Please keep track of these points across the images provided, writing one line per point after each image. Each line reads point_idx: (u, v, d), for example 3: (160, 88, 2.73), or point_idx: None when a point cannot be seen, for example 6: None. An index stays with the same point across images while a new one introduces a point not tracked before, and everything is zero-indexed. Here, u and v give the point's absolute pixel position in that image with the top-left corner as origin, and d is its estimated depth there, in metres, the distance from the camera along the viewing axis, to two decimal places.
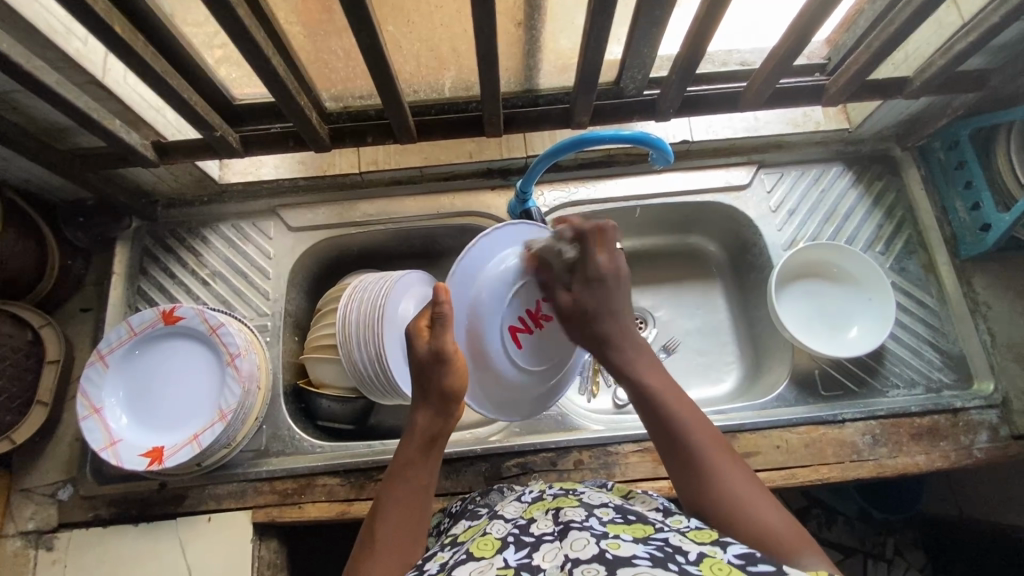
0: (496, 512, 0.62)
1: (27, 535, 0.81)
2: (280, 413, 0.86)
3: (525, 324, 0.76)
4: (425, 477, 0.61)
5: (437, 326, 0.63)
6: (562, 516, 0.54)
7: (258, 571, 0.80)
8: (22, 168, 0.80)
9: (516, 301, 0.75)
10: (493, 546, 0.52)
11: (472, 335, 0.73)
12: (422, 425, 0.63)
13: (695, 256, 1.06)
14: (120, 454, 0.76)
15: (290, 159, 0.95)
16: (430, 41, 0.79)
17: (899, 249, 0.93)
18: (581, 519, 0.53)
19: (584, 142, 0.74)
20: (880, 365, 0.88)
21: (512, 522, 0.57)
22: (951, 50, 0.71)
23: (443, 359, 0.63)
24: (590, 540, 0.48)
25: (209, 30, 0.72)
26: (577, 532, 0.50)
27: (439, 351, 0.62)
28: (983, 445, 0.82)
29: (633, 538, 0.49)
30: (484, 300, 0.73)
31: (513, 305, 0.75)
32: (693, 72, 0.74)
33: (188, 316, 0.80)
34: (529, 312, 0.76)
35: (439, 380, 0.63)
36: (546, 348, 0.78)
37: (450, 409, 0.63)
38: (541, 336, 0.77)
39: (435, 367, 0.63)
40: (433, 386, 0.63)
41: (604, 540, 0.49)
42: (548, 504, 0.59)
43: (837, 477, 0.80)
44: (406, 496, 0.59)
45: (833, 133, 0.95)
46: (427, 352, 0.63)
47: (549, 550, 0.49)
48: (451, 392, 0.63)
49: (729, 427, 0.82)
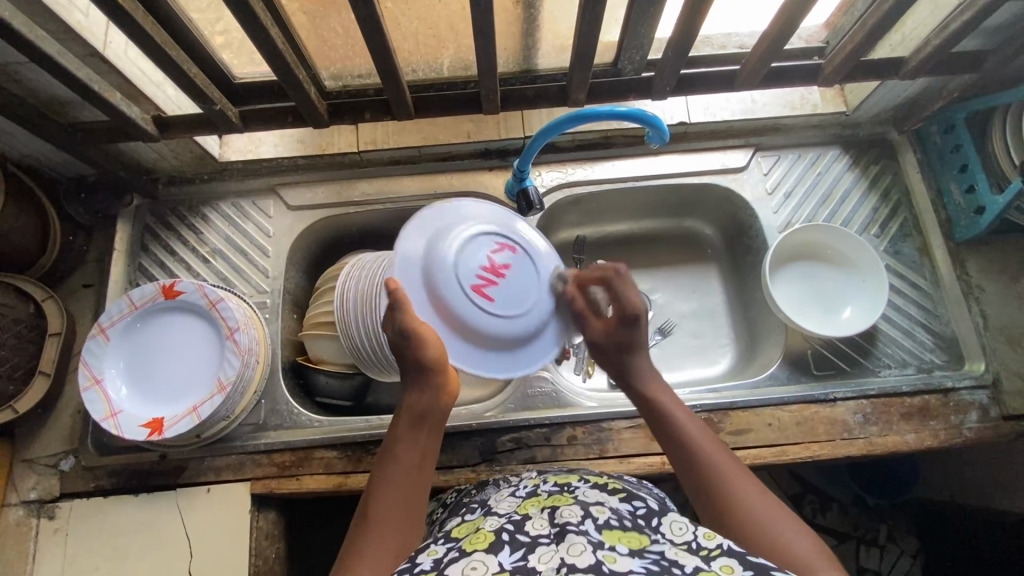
0: (490, 507, 0.63)
1: (29, 504, 0.82)
2: (279, 387, 0.87)
3: (486, 277, 0.67)
4: (419, 452, 0.62)
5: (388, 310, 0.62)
6: (558, 517, 0.55)
7: (257, 540, 0.81)
8: (25, 143, 0.81)
9: (467, 257, 0.67)
10: (488, 541, 0.53)
11: (434, 306, 0.65)
12: (409, 403, 0.64)
13: (692, 240, 1.07)
14: (121, 424, 0.77)
15: (290, 138, 0.95)
16: (430, 19, 0.80)
17: (894, 232, 0.94)
18: (577, 521, 0.54)
19: (581, 118, 0.74)
20: (873, 345, 0.88)
21: (507, 516, 0.58)
22: (946, 29, 0.72)
23: (406, 337, 0.62)
24: (587, 547, 0.50)
25: (211, 16, 0.73)
26: (575, 538, 0.51)
27: (404, 329, 0.61)
28: (973, 424, 0.83)
29: (629, 550, 0.51)
30: (437, 262, 0.65)
31: (464, 262, 0.67)
32: (688, 53, 0.75)
33: (188, 290, 0.82)
34: (487, 265, 0.68)
35: (413, 355, 0.62)
36: (523, 298, 0.69)
37: (435, 381, 0.64)
38: (512, 283, 0.69)
39: (404, 344, 0.62)
40: (413, 361, 0.63)
41: (600, 548, 0.50)
42: (544, 501, 0.60)
43: (828, 454, 0.81)
44: (401, 471, 0.60)
45: (831, 116, 0.95)
46: (392, 334, 0.62)
47: (545, 554, 0.51)
48: (428, 363, 0.63)
49: (721, 404, 0.83)
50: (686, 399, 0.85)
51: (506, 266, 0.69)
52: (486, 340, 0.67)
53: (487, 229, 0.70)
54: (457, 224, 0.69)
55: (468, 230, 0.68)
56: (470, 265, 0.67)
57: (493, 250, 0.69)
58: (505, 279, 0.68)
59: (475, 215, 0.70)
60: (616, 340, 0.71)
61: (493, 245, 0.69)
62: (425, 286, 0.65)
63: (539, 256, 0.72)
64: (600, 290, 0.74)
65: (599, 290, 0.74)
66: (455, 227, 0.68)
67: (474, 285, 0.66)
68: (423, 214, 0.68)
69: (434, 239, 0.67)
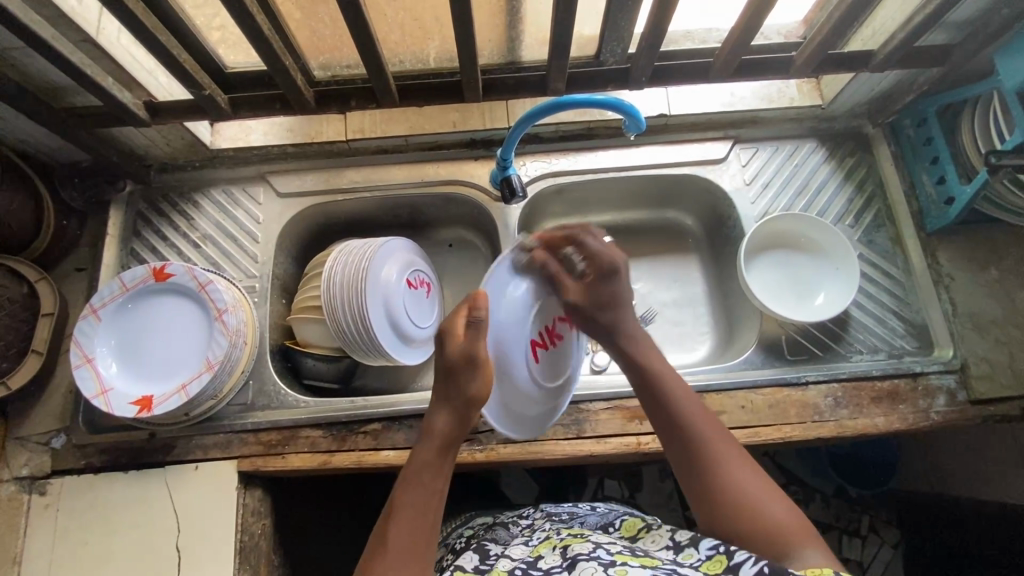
0: (505, 553, 0.67)
1: (21, 480, 0.84)
2: (266, 369, 0.90)
3: (543, 340, 0.81)
4: (441, 476, 0.65)
5: (471, 331, 0.71)
6: (569, 551, 0.61)
7: (242, 517, 0.83)
8: (20, 128, 0.83)
9: (537, 319, 0.80)
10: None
11: (500, 348, 0.76)
12: (440, 428, 0.69)
13: (674, 230, 1.09)
14: (111, 402, 0.79)
15: (279, 126, 0.98)
16: (415, 11, 0.82)
17: (868, 222, 0.97)
18: (588, 551, 0.60)
19: (559, 106, 0.77)
20: (845, 332, 0.91)
21: (520, 559, 0.64)
22: (910, 23, 0.75)
23: (471, 366, 0.70)
24: (598, 569, 0.55)
25: (209, 11, 0.77)
26: (585, 562, 0.57)
27: (469, 358, 0.70)
28: (940, 408, 0.85)
29: (640, 565, 0.57)
30: (513, 312, 0.77)
31: (534, 322, 0.79)
32: (662, 45, 0.78)
33: (178, 273, 0.84)
34: (548, 330, 0.81)
35: (466, 385, 0.70)
36: (558, 371, 0.82)
37: (474, 412, 0.70)
38: (556, 352, 0.82)
39: (465, 372, 0.70)
40: (459, 391, 0.70)
41: (611, 567, 0.56)
42: (556, 542, 0.66)
43: (799, 436, 0.84)
44: (422, 493, 0.63)
45: (808, 109, 0.98)
46: (456, 355, 0.70)
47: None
48: (474, 397, 0.70)
49: (696, 386, 0.86)
50: None
51: (560, 336, 0.82)
52: (512, 398, 0.78)
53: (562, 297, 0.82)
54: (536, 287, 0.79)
55: (541, 295, 0.80)
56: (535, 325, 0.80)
57: (558, 317, 0.82)
58: (555, 348, 0.82)
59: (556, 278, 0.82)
60: (598, 295, 0.77)
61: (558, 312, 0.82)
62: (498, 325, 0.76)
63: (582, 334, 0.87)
64: (573, 252, 0.79)
65: (572, 253, 0.79)
66: (535, 288, 0.79)
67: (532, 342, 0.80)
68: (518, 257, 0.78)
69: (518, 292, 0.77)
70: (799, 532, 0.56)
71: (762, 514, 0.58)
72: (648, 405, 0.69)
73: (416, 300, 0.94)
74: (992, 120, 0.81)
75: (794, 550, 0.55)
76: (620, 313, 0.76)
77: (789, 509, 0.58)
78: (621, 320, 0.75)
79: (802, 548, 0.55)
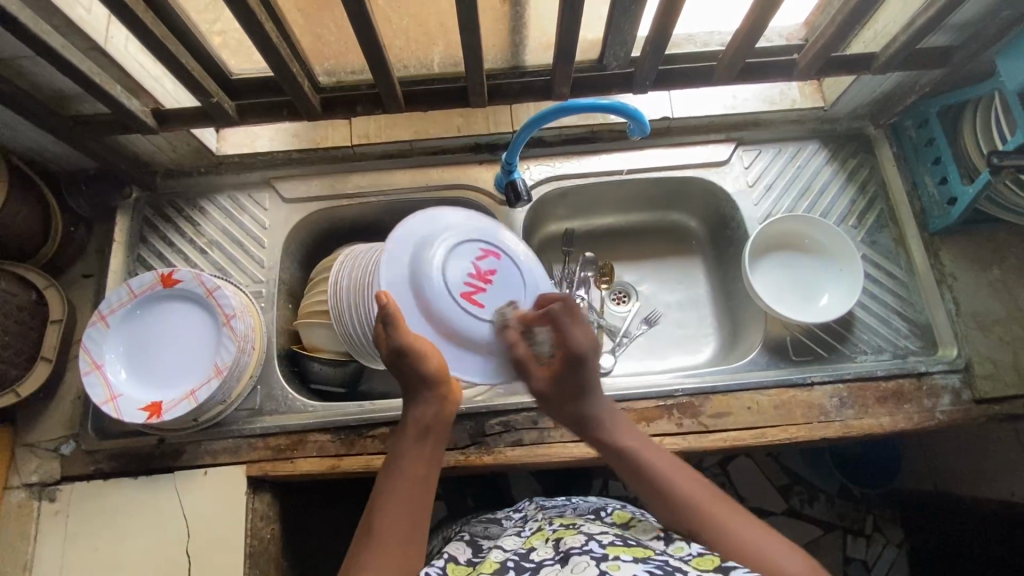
0: (496, 543, 0.69)
1: (30, 487, 0.85)
2: (273, 374, 0.90)
3: (475, 286, 0.75)
4: (420, 464, 0.66)
5: (386, 326, 0.68)
6: (562, 545, 0.61)
7: (252, 522, 0.83)
8: (28, 136, 0.83)
9: (455, 266, 0.74)
10: (494, 567, 0.60)
11: (427, 317, 0.72)
12: (414, 418, 0.70)
13: (678, 232, 1.10)
14: (120, 408, 0.80)
15: (285, 132, 0.98)
16: (420, 17, 0.82)
17: (871, 223, 0.97)
18: (581, 544, 0.60)
19: (565, 110, 0.78)
20: (850, 332, 0.92)
21: (512, 550, 0.64)
22: (913, 25, 0.75)
23: (405, 353, 0.67)
24: (591, 563, 0.55)
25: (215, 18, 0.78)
26: (579, 556, 0.57)
27: (400, 348, 0.67)
28: (945, 408, 0.86)
29: (632, 558, 0.56)
30: (424, 275, 0.72)
31: (454, 270, 0.74)
32: (667, 49, 0.78)
33: (186, 279, 0.85)
34: (473, 272, 0.75)
35: (414, 369, 0.68)
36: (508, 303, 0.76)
37: (435, 392, 0.70)
38: (497, 288, 0.76)
39: (407, 358, 0.68)
40: (416, 379, 0.69)
41: (605, 560, 0.55)
42: (549, 535, 0.66)
43: (805, 436, 0.84)
44: (403, 483, 0.64)
45: (809, 112, 0.99)
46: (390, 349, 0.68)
47: (549, 571, 0.57)
48: (429, 376, 0.69)
49: (702, 387, 0.86)
50: (669, 383, 0.88)
51: (491, 272, 0.76)
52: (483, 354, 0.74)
53: (469, 237, 0.76)
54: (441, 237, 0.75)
55: (449, 241, 0.75)
56: (459, 271, 0.74)
57: (477, 257, 0.76)
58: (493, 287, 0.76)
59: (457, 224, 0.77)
60: (563, 385, 0.74)
61: (477, 252, 0.76)
62: (416, 298, 0.72)
63: (520, 257, 0.80)
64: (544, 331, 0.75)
65: (543, 332, 0.76)
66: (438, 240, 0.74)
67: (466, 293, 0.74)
68: (404, 226, 0.74)
69: (423, 256, 0.73)
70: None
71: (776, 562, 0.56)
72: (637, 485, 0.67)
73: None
74: (993, 120, 0.81)
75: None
76: (595, 401, 0.74)
77: (799, 557, 0.57)
78: (590, 405, 0.73)
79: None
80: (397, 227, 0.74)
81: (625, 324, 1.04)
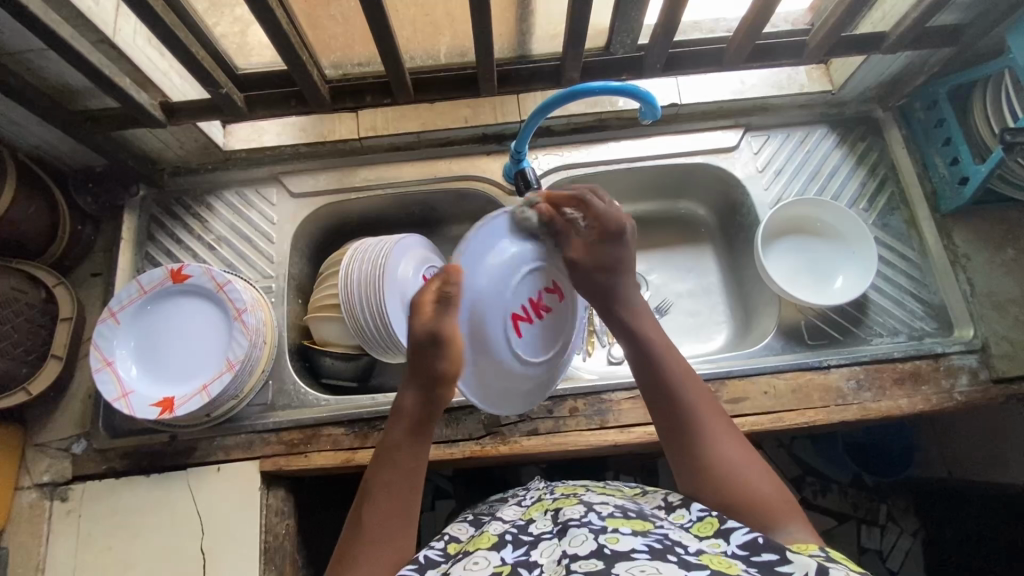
0: (496, 515, 0.67)
1: (42, 487, 0.84)
2: (285, 369, 0.89)
3: (527, 312, 0.73)
4: (412, 461, 0.62)
5: (438, 307, 0.65)
6: (560, 517, 0.58)
7: (267, 518, 0.82)
8: (37, 133, 0.83)
9: (519, 291, 0.72)
10: (491, 541, 0.58)
11: (473, 321, 0.68)
12: (407, 408, 0.64)
13: (686, 221, 1.09)
14: (133, 404, 0.79)
15: (291, 126, 0.98)
16: (427, 6, 0.82)
17: (882, 205, 0.97)
18: (580, 516, 0.57)
19: (575, 95, 0.78)
20: (864, 315, 0.91)
21: (511, 521, 0.62)
22: (922, 2, 0.75)
23: (439, 344, 0.64)
24: (589, 536, 0.52)
25: (226, 14, 0.78)
26: (577, 529, 0.54)
27: (434, 334, 0.64)
28: (963, 388, 0.85)
29: (632, 531, 0.53)
30: (477, 281, 0.68)
31: (517, 294, 0.71)
32: (676, 32, 0.78)
33: (196, 274, 0.84)
34: (532, 302, 0.73)
35: (433, 363, 0.64)
36: (545, 342, 0.75)
37: (442, 392, 0.65)
38: (545, 324, 0.75)
39: (431, 349, 0.64)
40: (425, 369, 0.64)
41: (603, 534, 0.52)
42: (548, 505, 0.64)
43: (824, 419, 0.84)
44: (393, 477, 0.60)
45: (817, 95, 0.99)
46: (422, 332, 0.64)
47: (547, 547, 0.55)
48: (442, 375, 0.64)
49: (719, 373, 0.85)
50: None
51: (548, 308, 0.75)
52: (494, 373, 0.72)
53: (539, 266, 0.73)
54: (500, 260, 0.70)
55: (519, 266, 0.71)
56: (514, 301, 0.71)
57: (544, 288, 0.74)
58: (542, 319, 0.75)
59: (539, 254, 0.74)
60: (598, 258, 0.72)
61: (545, 284, 0.74)
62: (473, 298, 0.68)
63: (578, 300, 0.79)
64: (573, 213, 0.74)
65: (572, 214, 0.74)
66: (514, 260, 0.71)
67: (515, 315, 0.72)
68: (488, 227, 0.70)
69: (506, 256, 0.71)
70: (784, 507, 0.56)
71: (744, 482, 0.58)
72: (641, 374, 0.67)
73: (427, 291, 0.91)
74: (1003, 98, 0.81)
75: (775, 522, 0.55)
76: (621, 278, 0.72)
77: (772, 483, 0.58)
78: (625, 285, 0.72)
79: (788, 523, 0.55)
80: (478, 226, 0.69)
81: None
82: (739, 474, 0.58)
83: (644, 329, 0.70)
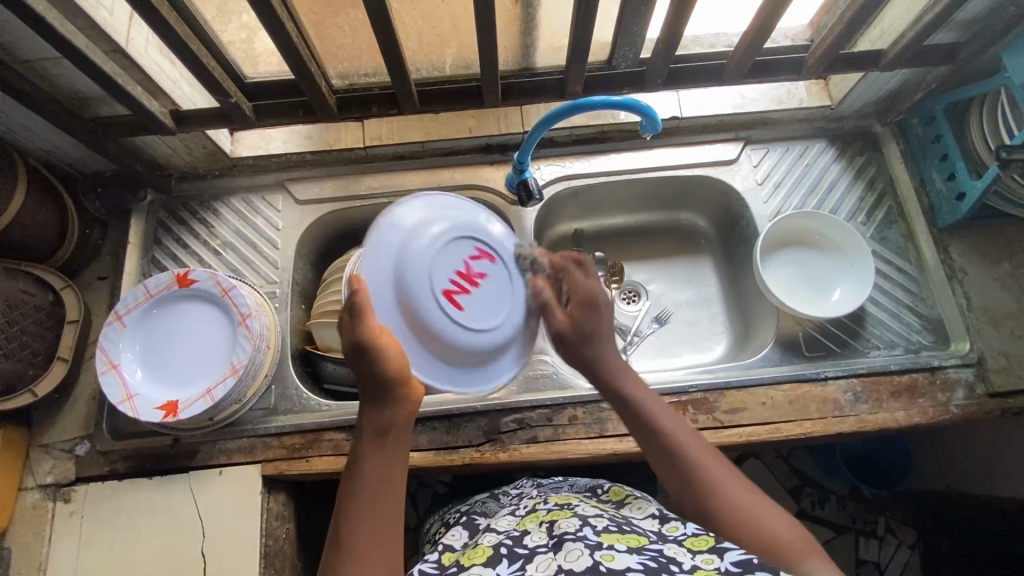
0: (491, 525, 0.68)
1: (45, 488, 0.85)
2: (288, 373, 0.90)
3: (460, 285, 0.66)
4: (381, 472, 0.61)
5: (349, 319, 0.62)
6: (556, 530, 0.59)
7: (267, 521, 0.83)
8: (48, 138, 0.84)
9: (443, 261, 0.66)
10: (486, 556, 0.58)
11: (403, 306, 0.63)
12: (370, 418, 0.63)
13: (686, 232, 1.11)
14: (137, 407, 0.80)
15: (298, 135, 0.99)
16: (433, 19, 0.84)
17: (880, 219, 0.98)
18: (575, 530, 0.58)
19: (578, 107, 0.79)
20: (862, 327, 0.92)
21: (505, 533, 0.63)
22: (920, 21, 0.77)
23: (364, 349, 0.60)
24: (584, 551, 0.53)
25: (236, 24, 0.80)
26: (572, 543, 0.55)
27: (358, 341, 0.60)
28: (960, 402, 0.86)
29: (627, 548, 0.54)
30: (409, 256, 0.64)
31: (440, 265, 0.65)
32: (677, 47, 0.79)
33: (202, 279, 0.85)
34: (461, 270, 0.67)
35: (370, 372, 0.61)
36: (498, 309, 0.69)
37: (395, 395, 0.63)
38: (484, 294, 0.68)
39: (363, 357, 0.61)
40: (366, 377, 0.62)
41: (599, 550, 0.53)
42: (543, 516, 0.65)
43: (821, 431, 0.84)
44: (365, 491, 0.60)
45: (817, 110, 1.00)
46: (348, 345, 0.62)
47: (542, 562, 0.55)
48: (389, 379, 0.62)
49: (717, 383, 0.86)
50: (683, 379, 0.88)
51: (482, 276, 0.68)
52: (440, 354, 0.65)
53: (466, 233, 0.68)
54: (435, 226, 0.66)
55: (444, 231, 0.67)
56: (444, 273, 0.65)
57: (471, 255, 0.68)
58: (478, 289, 0.68)
59: (472, 214, 0.70)
60: (580, 326, 0.72)
61: (471, 250, 0.68)
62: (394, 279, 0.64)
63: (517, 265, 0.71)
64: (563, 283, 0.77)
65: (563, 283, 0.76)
66: (439, 225, 0.66)
67: (447, 288, 0.65)
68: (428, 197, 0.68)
69: (433, 225, 0.66)
70: (802, 545, 0.56)
71: (769, 530, 0.56)
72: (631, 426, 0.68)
73: (455, 259, 0.67)
74: (1000, 115, 0.82)
75: (802, 562, 0.54)
76: (604, 346, 0.72)
77: (791, 524, 0.57)
78: (596, 347, 0.72)
79: (807, 561, 0.55)
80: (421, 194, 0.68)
81: (635, 323, 1.04)
82: (759, 520, 0.57)
83: (625, 385, 0.70)
